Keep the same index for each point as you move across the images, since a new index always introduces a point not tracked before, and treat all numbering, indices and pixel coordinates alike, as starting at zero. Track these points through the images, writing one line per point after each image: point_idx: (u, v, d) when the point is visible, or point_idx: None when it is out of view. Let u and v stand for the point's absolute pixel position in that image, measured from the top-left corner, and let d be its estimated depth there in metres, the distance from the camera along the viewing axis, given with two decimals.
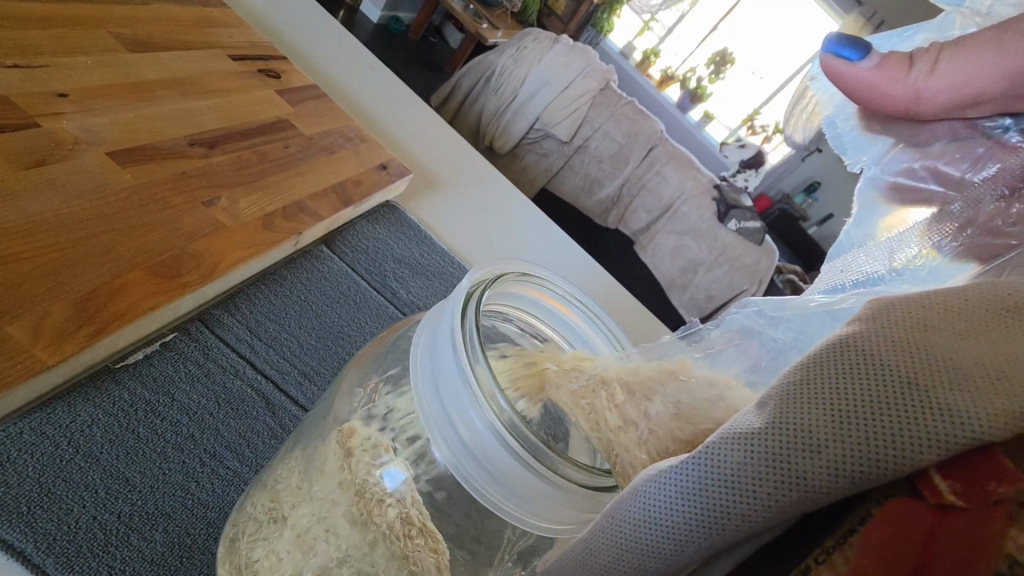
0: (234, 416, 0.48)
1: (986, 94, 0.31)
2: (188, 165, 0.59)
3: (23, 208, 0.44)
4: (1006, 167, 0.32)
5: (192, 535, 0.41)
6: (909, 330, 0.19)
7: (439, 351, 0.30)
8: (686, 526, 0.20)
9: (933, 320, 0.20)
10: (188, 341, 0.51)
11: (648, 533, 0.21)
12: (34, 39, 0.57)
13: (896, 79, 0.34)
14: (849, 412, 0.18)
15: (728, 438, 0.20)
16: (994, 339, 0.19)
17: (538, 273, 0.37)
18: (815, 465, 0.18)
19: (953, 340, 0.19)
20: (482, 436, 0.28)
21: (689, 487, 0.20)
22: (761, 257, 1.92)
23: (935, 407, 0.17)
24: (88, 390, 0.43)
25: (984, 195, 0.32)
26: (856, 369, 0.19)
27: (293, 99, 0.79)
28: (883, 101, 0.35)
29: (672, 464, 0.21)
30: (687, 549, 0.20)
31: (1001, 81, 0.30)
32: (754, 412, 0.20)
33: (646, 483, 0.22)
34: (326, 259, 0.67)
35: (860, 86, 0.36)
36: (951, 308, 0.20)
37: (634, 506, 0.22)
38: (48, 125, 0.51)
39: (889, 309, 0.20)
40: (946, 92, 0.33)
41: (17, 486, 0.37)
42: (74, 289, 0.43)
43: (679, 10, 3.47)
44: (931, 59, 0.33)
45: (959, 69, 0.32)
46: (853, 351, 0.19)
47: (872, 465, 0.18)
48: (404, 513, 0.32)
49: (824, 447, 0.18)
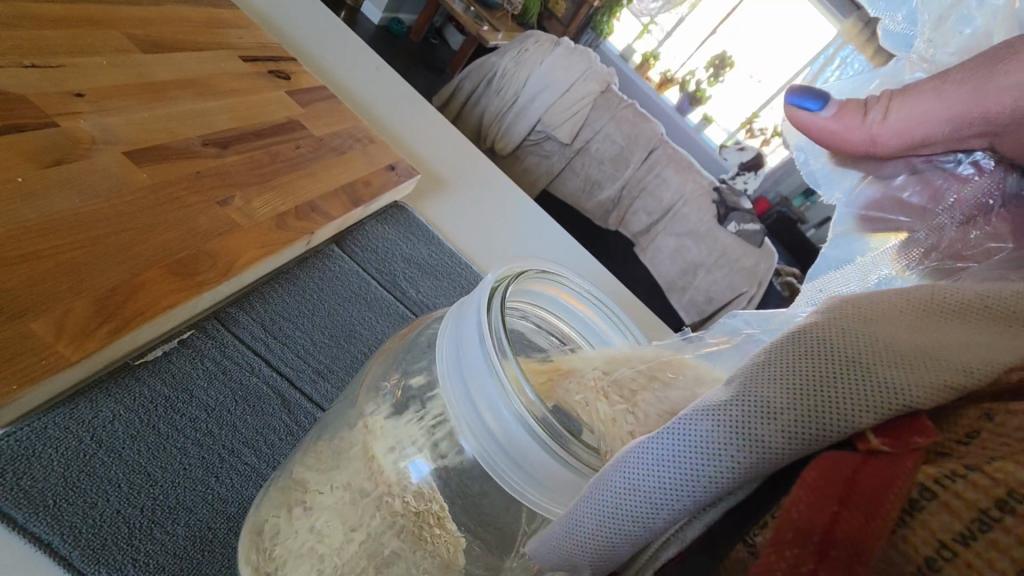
0: (250, 414, 0.49)
1: (936, 135, 0.34)
2: (202, 165, 0.59)
3: (43, 207, 0.45)
4: (961, 199, 0.35)
5: (213, 530, 0.42)
6: (857, 317, 0.21)
7: (465, 344, 0.31)
8: (660, 490, 0.20)
9: (878, 311, 0.21)
10: (205, 338, 0.51)
11: (626, 501, 0.21)
12: (50, 39, 0.57)
13: (855, 126, 0.36)
14: (802, 382, 0.19)
15: (701, 408, 0.20)
16: (933, 330, 0.21)
17: (556, 270, 0.38)
18: (773, 429, 0.19)
19: (895, 330, 0.20)
20: (509, 427, 0.29)
21: (666, 454, 0.20)
22: (761, 260, 1.93)
23: (878, 378, 0.19)
24: (109, 386, 0.44)
25: (946, 223, 0.35)
26: (809, 347, 0.20)
27: (303, 100, 0.80)
28: (846, 146, 0.37)
29: (650, 434, 0.21)
30: (661, 513, 0.20)
31: (947, 125, 0.33)
32: (720, 387, 0.21)
33: (626, 454, 0.22)
34: (337, 258, 0.67)
35: (825, 133, 0.37)
36: (896, 303, 0.22)
37: (616, 478, 0.22)
38: (65, 125, 0.52)
39: (842, 304, 0.22)
40: (899, 137, 0.35)
41: (43, 480, 0.37)
42: (95, 287, 0.44)
43: (679, 13, 3.49)
44: (882, 107, 0.35)
45: (910, 115, 0.34)
46: (807, 335, 0.21)
47: (822, 430, 0.19)
48: (424, 504, 0.33)
49: (782, 412, 0.19)
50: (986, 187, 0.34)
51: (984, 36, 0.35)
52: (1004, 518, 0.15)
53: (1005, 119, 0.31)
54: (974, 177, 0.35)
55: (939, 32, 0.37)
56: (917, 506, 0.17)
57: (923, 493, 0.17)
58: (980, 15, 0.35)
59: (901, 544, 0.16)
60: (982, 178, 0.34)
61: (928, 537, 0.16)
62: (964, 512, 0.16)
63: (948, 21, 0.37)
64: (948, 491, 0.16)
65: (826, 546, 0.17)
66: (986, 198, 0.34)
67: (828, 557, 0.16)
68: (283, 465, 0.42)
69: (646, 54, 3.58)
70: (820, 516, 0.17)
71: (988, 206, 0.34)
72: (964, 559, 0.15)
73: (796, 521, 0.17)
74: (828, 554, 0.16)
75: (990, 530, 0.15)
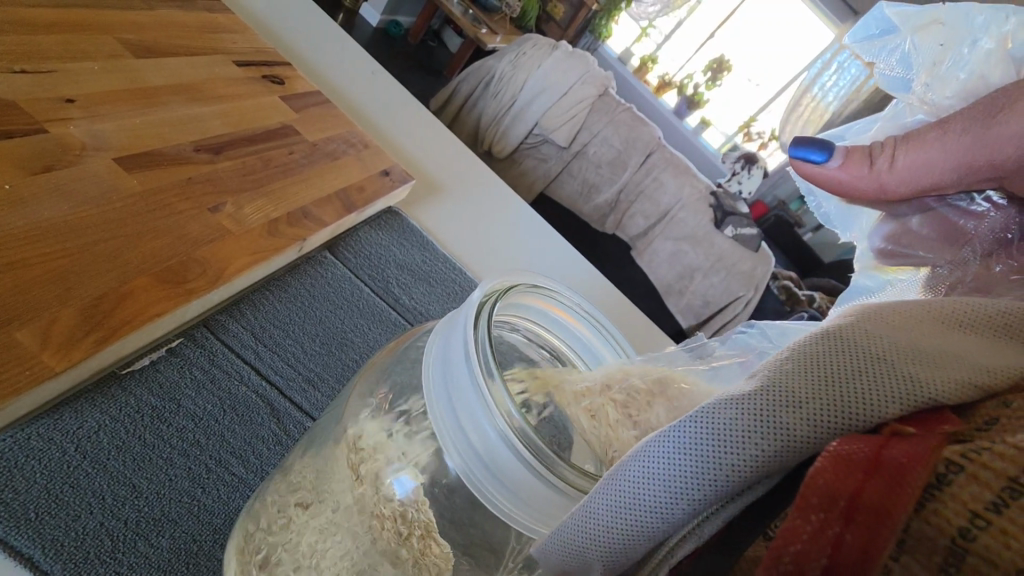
0: (239, 423, 0.49)
1: (947, 181, 0.32)
2: (194, 171, 0.59)
3: (31, 214, 0.45)
4: (979, 233, 0.33)
5: (198, 542, 0.42)
6: (881, 321, 0.21)
7: (451, 360, 0.31)
8: (681, 479, 0.20)
9: (903, 317, 0.22)
10: (194, 347, 0.51)
11: (645, 493, 0.21)
12: (42, 44, 0.57)
13: (862, 176, 0.35)
14: (827, 375, 0.20)
15: (727, 397, 0.20)
16: (958, 337, 0.21)
17: (545, 283, 0.37)
18: (797, 418, 0.19)
19: (920, 334, 0.21)
20: (493, 446, 0.29)
21: (687, 443, 0.20)
22: (757, 265, 1.92)
23: (904, 373, 0.19)
24: (93, 396, 0.43)
25: (971, 256, 0.33)
26: (833, 345, 0.20)
27: (297, 105, 0.79)
28: (854, 193, 0.36)
29: (671, 424, 0.21)
30: (680, 503, 0.20)
31: (956, 171, 0.32)
32: (744, 382, 0.21)
33: (645, 445, 0.21)
34: (330, 265, 0.67)
35: (833, 184, 0.36)
36: (920, 311, 0.22)
37: (635, 470, 0.21)
38: (56, 131, 0.51)
39: (867, 311, 0.22)
40: (906, 185, 0.34)
41: (25, 492, 0.37)
42: (81, 296, 0.43)
43: (677, 17, 3.50)
44: (889, 154, 0.34)
45: (917, 163, 0.33)
46: (833, 333, 0.21)
47: (847, 421, 0.19)
48: (412, 518, 0.33)
49: (806, 402, 0.19)
50: (1002, 220, 0.33)
51: (981, 74, 0.33)
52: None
53: (1011, 165, 0.30)
54: (989, 213, 0.33)
55: (935, 76, 0.35)
56: (946, 480, 0.16)
57: (950, 468, 0.16)
58: (973, 56, 0.34)
59: (932, 516, 0.16)
60: (999, 213, 0.33)
61: (960, 509, 0.16)
62: (993, 482, 0.16)
63: (943, 65, 0.35)
64: (975, 462, 0.16)
65: (852, 509, 0.16)
66: (1004, 232, 0.32)
67: (854, 520, 0.16)
68: (268, 478, 0.41)
69: (645, 57, 3.59)
70: (848, 482, 0.16)
71: (1007, 242, 0.32)
72: (999, 527, 0.15)
73: (821, 483, 0.17)
74: (855, 518, 0.16)
75: (1020, 496, 0.15)
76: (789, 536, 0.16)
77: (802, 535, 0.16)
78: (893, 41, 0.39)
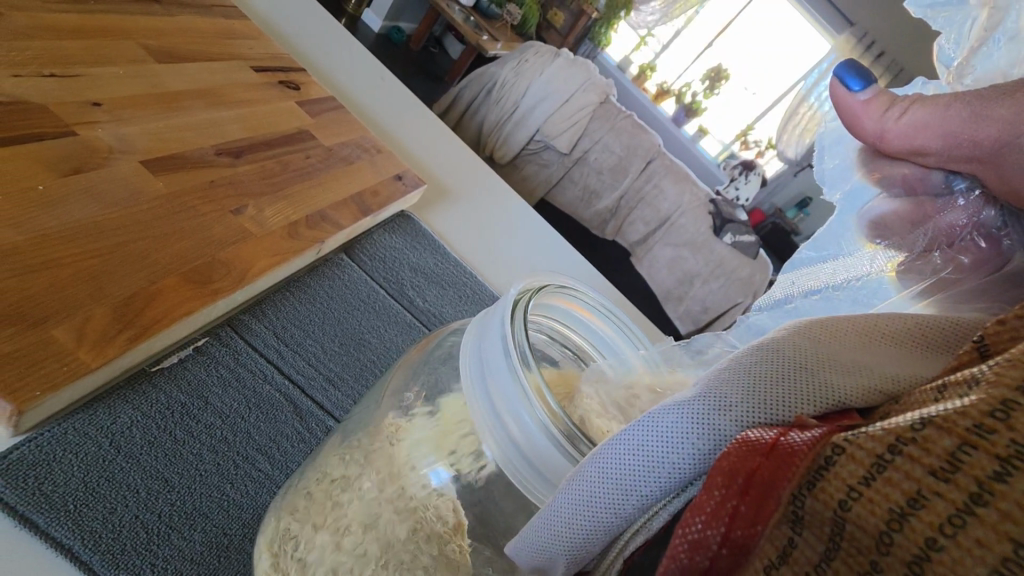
0: (264, 421, 0.50)
1: (932, 148, 0.34)
2: (215, 174, 0.60)
3: (62, 216, 0.46)
4: (940, 219, 0.37)
5: (228, 535, 0.43)
6: (812, 334, 0.22)
7: (489, 355, 0.32)
8: (631, 477, 0.21)
9: (833, 329, 0.23)
10: (219, 345, 0.52)
11: (601, 492, 0.22)
12: (68, 50, 0.58)
13: (873, 116, 0.37)
14: (753, 381, 0.21)
15: (672, 402, 0.22)
16: (875, 347, 0.22)
17: (571, 284, 0.39)
18: (728, 418, 0.20)
19: (844, 348, 0.22)
20: (534, 437, 0.30)
21: (635, 445, 0.21)
22: (755, 271, 1.94)
23: (818, 383, 0.20)
24: (125, 392, 0.44)
25: (916, 242, 0.38)
26: (763, 353, 0.22)
27: (312, 110, 0.81)
28: (857, 131, 0.38)
29: (622, 429, 0.22)
30: (631, 499, 0.21)
31: (941, 141, 0.34)
32: (686, 390, 0.22)
33: (599, 450, 0.23)
34: (346, 267, 0.68)
35: (850, 114, 0.38)
36: (852, 324, 0.23)
37: (589, 475, 0.23)
38: (83, 133, 0.53)
39: (803, 322, 0.24)
40: (902, 140, 0.35)
41: (63, 485, 0.38)
42: (114, 294, 0.44)
43: (676, 25, 3.55)
44: (904, 107, 0.35)
45: (921, 120, 0.34)
46: (766, 344, 0.22)
47: (766, 421, 0.20)
48: (443, 511, 0.34)
49: (735, 404, 0.20)
50: (967, 215, 0.36)
51: (1002, 69, 0.36)
52: (895, 458, 0.16)
53: (989, 145, 0.32)
54: (959, 202, 0.36)
55: (970, 59, 0.38)
56: (831, 462, 0.17)
57: (834, 450, 0.17)
58: (1001, 51, 0.36)
59: (819, 493, 0.17)
60: (965, 207, 0.36)
61: (839, 484, 0.16)
62: (865, 459, 0.16)
63: (981, 50, 0.38)
64: (853, 444, 0.17)
65: (747, 485, 0.18)
66: (958, 227, 0.36)
67: (749, 493, 0.18)
68: (298, 472, 0.42)
69: (644, 65, 3.63)
70: (746, 462, 0.18)
71: (954, 235, 0.36)
72: (868, 497, 0.16)
73: (724, 464, 0.18)
74: (749, 492, 0.18)
75: (885, 470, 0.16)
76: (695, 511, 0.18)
77: (705, 508, 0.18)
78: (961, 15, 0.40)
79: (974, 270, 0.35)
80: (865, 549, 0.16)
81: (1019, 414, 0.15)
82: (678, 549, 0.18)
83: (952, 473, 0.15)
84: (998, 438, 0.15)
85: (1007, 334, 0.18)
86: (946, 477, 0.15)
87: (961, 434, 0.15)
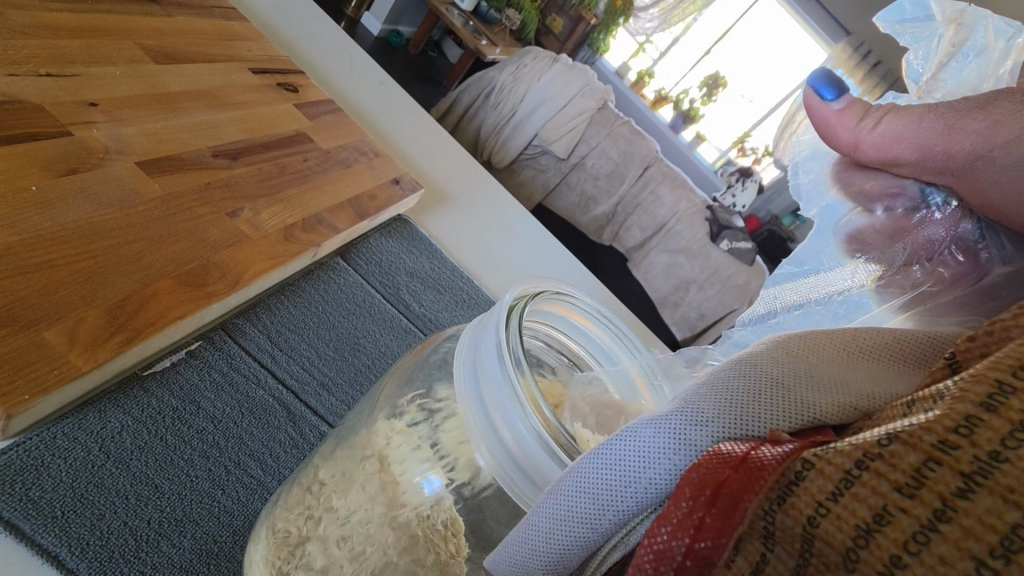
0: (256, 427, 0.49)
1: (907, 158, 0.34)
2: (212, 176, 0.60)
3: (56, 216, 0.45)
4: (919, 232, 0.36)
5: (218, 543, 0.42)
6: (794, 349, 0.22)
7: (483, 360, 0.32)
8: (608, 492, 0.21)
9: (815, 344, 0.22)
10: (212, 349, 0.51)
11: (579, 507, 0.22)
12: (65, 48, 0.58)
13: (847, 125, 0.36)
14: (732, 396, 0.20)
15: (650, 417, 0.21)
16: (854, 361, 0.22)
17: (569, 290, 0.38)
18: (704, 433, 0.20)
19: (824, 363, 0.22)
20: (526, 444, 0.29)
21: (613, 459, 0.21)
22: (751, 278, 1.93)
23: (796, 398, 0.20)
24: (116, 397, 0.44)
25: (898, 255, 0.37)
26: (741, 369, 0.21)
27: (310, 112, 0.81)
28: (830, 141, 0.37)
29: (602, 442, 0.22)
30: (607, 514, 0.21)
31: (917, 151, 0.33)
32: (668, 404, 0.22)
33: (579, 463, 0.22)
34: (342, 271, 0.68)
35: (821, 121, 0.37)
36: (835, 338, 0.23)
37: (567, 488, 0.22)
38: (79, 134, 0.52)
39: (786, 335, 0.23)
40: (878, 150, 0.35)
41: (51, 491, 0.37)
42: (107, 297, 0.44)
43: (675, 32, 3.56)
44: (878, 116, 0.35)
45: (898, 129, 0.34)
46: (746, 359, 0.22)
47: (744, 436, 0.19)
48: (433, 519, 0.34)
49: (713, 419, 0.20)
50: (945, 229, 0.35)
51: (973, 83, 0.35)
52: (862, 474, 0.15)
53: (962, 158, 0.32)
54: (935, 216, 0.35)
55: (938, 76, 0.37)
56: (801, 477, 0.16)
57: (804, 465, 0.17)
58: (971, 65, 0.36)
59: (789, 509, 0.16)
60: (941, 222, 0.35)
61: (809, 499, 0.16)
62: (834, 474, 0.16)
63: (951, 65, 0.37)
64: (821, 459, 0.16)
65: (715, 497, 0.17)
66: (935, 242, 0.36)
67: (716, 506, 0.17)
68: (291, 478, 0.42)
69: (643, 71, 3.64)
70: (716, 474, 0.18)
71: (931, 250, 0.36)
72: (835, 513, 0.15)
73: (693, 476, 0.18)
74: (716, 504, 0.17)
75: (852, 485, 0.15)
76: (661, 520, 0.18)
77: (672, 519, 0.18)
78: (927, 31, 0.39)
79: (954, 284, 0.34)
80: (832, 564, 0.15)
81: (982, 430, 0.15)
82: (644, 559, 0.18)
83: (917, 488, 0.15)
84: (962, 454, 0.15)
85: (976, 350, 0.18)
86: (912, 493, 0.15)
87: (926, 450, 0.15)
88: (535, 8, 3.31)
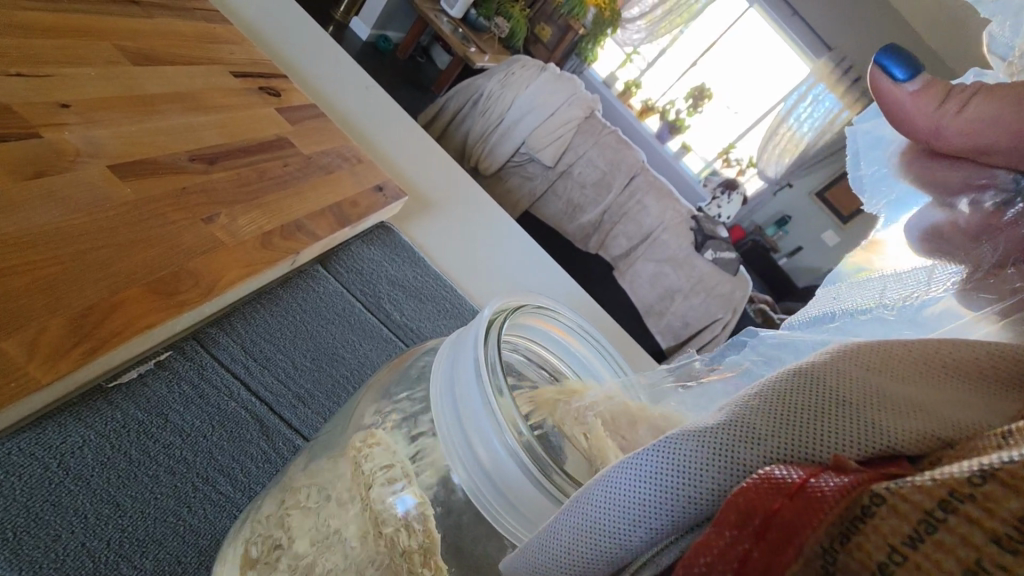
0: (228, 441, 0.48)
1: (996, 146, 0.31)
2: (188, 181, 0.58)
3: (23, 220, 0.43)
4: (1010, 230, 0.33)
5: (181, 563, 0.41)
6: (862, 363, 0.20)
7: (461, 378, 0.31)
8: (641, 507, 0.20)
9: (887, 359, 0.21)
10: (183, 360, 0.50)
11: (604, 520, 0.20)
12: (37, 48, 0.56)
13: (926, 112, 0.34)
14: (789, 415, 0.19)
15: (693, 428, 0.20)
16: (928, 382, 0.21)
17: (548, 303, 0.38)
18: (755, 452, 0.18)
19: (896, 382, 0.20)
20: (504, 466, 0.29)
21: (650, 470, 0.20)
22: (735, 287, 1.95)
23: (865, 420, 0.19)
24: (78, 410, 0.42)
25: (986, 257, 0.33)
26: (804, 381, 0.20)
27: (292, 117, 0.79)
28: (908, 128, 0.35)
29: (640, 449, 0.21)
30: (639, 531, 0.19)
31: (1011, 138, 0.31)
32: (713, 415, 0.21)
33: (613, 469, 0.21)
34: (322, 279, 0.66)
35: (896, 106, 0.35)
36: (907, 353, 0.21)
37: (598, 492, 0.21)
38: (50, 135, 0.50)
39: (856, 346, 0.21)
40: (965, 136, 0.32)
41: (3, 511, 0.36)
42: (72, 305, 0.42)
43: (661, 44, 3.61)
44: (964, 98, 0.32)
45: (988, 113, 0.31)
46: (810, 371, 0.20)
47: (803, 459, 0.18)
48: (408, 541, 0.32)
49: (767, 437, 0.19)
50: None
51: None
52: (946, 518, 0.14)
53: None
54: None
55: None
56: (869, 513, 0.15)
57: (873, 500, 0.16)
58: None
59: (854, 550, 0.15)
60: None
61: (879, 542, 0.15)
62: (910, 514, 0.15)
63: None
64: (895, 495, 0.15)
65: (765, 527, 0.16)
66: None
67: (765, 537, 0.16)
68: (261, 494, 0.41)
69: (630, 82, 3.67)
70: (766, 501, 0.16)
71: None
72: (914, 561, 0.14)
73: (739, 501, 0.16)
74: (765, 536, 0.16)
75: (935, 531, 0.14)
76: (700, 547, 0.16)
77: (713, 549, 0.16)
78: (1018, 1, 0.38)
79: None
80: None
81: None
82: None
83: (1018, 541, 0.14)
84: None
85: None
86: (1013, 547, 0.14)
87: None
88: (523, 16, 3.31)
